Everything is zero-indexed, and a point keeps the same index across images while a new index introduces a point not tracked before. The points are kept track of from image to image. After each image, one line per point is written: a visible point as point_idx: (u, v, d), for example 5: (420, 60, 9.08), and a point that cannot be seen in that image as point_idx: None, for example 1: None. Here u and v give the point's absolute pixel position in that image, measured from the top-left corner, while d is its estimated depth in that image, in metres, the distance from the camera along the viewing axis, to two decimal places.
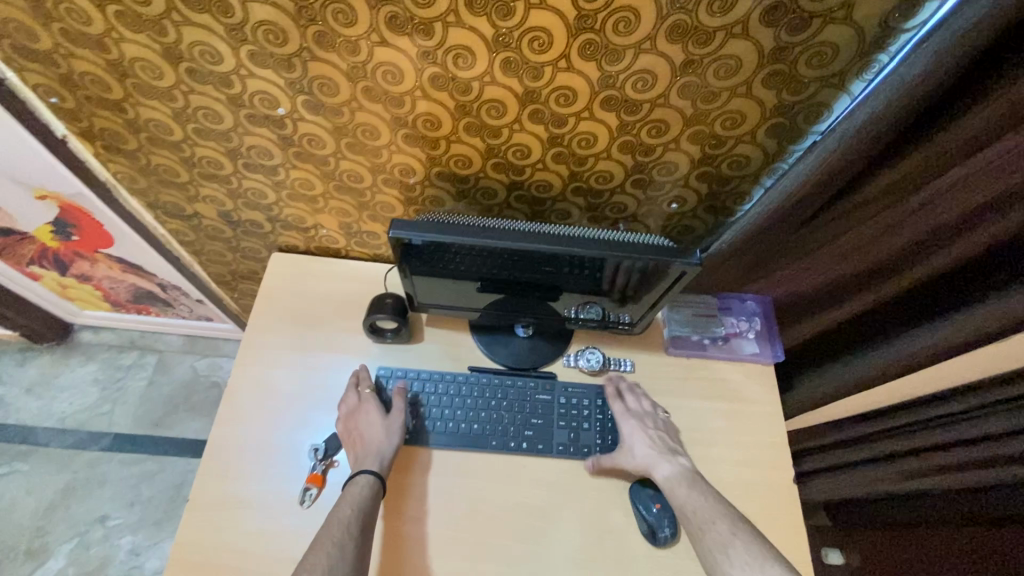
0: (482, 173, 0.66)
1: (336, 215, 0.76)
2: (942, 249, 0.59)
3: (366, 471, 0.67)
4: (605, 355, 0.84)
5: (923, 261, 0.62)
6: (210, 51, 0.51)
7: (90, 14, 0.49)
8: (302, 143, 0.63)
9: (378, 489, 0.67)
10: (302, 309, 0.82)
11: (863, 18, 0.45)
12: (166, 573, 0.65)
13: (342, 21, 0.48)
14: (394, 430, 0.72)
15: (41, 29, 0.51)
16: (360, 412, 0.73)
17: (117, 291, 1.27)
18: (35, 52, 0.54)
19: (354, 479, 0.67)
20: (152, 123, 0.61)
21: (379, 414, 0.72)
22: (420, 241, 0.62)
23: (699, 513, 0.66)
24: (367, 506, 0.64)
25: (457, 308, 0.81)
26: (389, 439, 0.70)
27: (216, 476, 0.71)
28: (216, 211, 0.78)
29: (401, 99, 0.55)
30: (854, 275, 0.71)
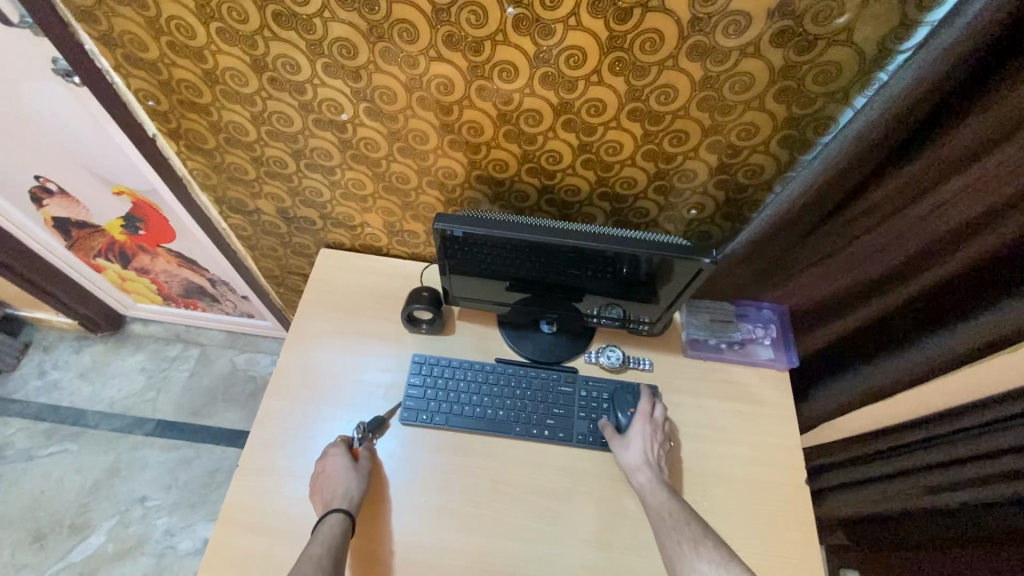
0: (517, 177, 0.73)
1: (382, 213, 0.84)
2: (950, 253, 0.62)
3: (336, 509, 0.70)
4: (625, 354, 0.88)
5: (932, 265, 0.65)
6: (291, 63, 0.60)
7: (195, 30, 0.58)
8: (359, 146, 0.71)
9: (348, 526, 0.69)
10: (346, 299, 0.90)
11: (862, 41, 0.51)
12: (219, 526, 0.72)
13: (406, 38, 0.55)
14: (362, 471, 0.74)
15: (152, 41, 0.60)
16: (329, 459, 0.74)
17: (171, 285, 1.37)
18: (142, 61, 0.63)
19: (326, 520, 0.69)
20: (232, 125, 0.70)
21: (346, 460, 0.74)
22: (461, 233, 0.69)
23: (665, 520, 0.69)
24: (335, 544, 0.67)
25: (488, 303, 0.87)
26: (354, 480, 0.72)
27: (264, 445, 0.78)
28: (275, 207, 0.87)
29: (450, 107, 0.63)
30: (865, 282, 0.74)
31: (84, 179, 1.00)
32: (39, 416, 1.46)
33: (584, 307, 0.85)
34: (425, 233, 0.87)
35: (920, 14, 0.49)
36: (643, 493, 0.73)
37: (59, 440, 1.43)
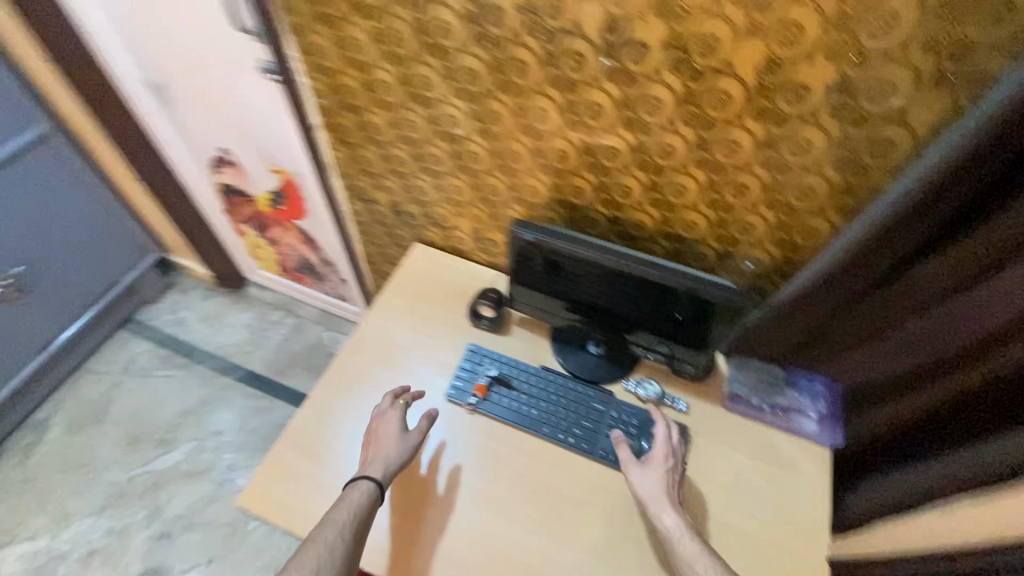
0: (591, 205, 0.83)
1: (471, 220, 0.98)
2: (996, 350, 0.60)
3: (367, 477, 0.75)
4: (663, 391, 0.92)
5: (980, 364, 0.62)
6: (429, 83, 0.76)
7: (367, 49, 0.76)
8: (465, 157, 0.85)
9: (375, 496, 0.74)
10: (426, 288, 1.04)
11: (916, 123, 0.56)
12: (281, 441, 0.85)
13: (519, 74, 0.69)
14: (406, 442, 0.79)
15: (334, 55, 0.80)
16: (383, 420, 0.82)
17: (290, 257, 1.62)
18: (323, 68, 0.83)
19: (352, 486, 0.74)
20: (372, 126, 0.88)
21: (397, 427, 0.81)
22: (531, 238, 0.80)
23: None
24: (361, 510, 0.72)
25: (544, 315, 0.96)
26: (395, 449, 0.78)
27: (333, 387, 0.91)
28: (388, 200, 1.04)
29: (544, 134, 0.75)
30: (919, 370, 0.72)
31: (255, 156, 1.26)
32: (164, 344, 1.75)
33: (632, 339, 0.91)
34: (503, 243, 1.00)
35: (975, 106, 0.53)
36: (667, 535, 0.72)
37: (172, 367, 1.70)
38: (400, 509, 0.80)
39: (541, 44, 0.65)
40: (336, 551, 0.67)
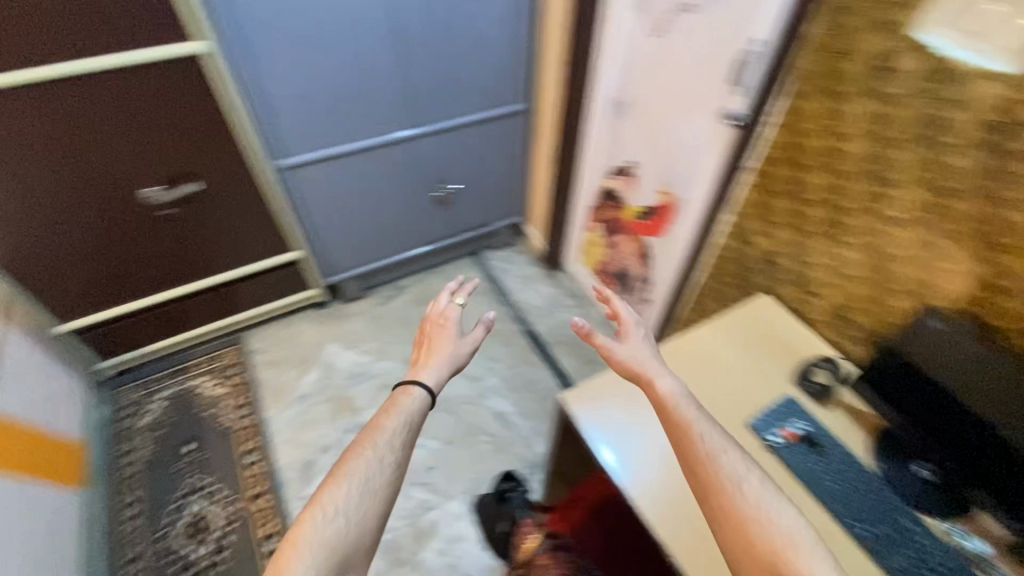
0: (1012, 330, 0.83)
1: (843, 295, 1.06)
2: None
3: (421, 383, 0.92)
4: (996, 562, 0.81)
5: None
6: (901, 167, 0.88)
7: (856, 127, 0.93)
8: (885, 238, 0.95)
9: (427, 400, 0.91)
10: (766, 331, 1.14)
11: None
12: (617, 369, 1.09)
13: (1013, 189, 0.76)
14: (466, 346, 1.01)
15: (817, 124, 0.98)
16: (445, 326, 1.02)
17: (614, 263, 1.92)
18: (796, 130, 1.03)
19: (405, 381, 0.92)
20: (806, 186, 1.05)
21: (452, 336, 1.01)
22: (937, 328, 0.86)
23: (742, 480, 0.69)
24: (417, 413, 0.88)
25: (881, 412, 0.95)
26: (453, 355, 0.98)
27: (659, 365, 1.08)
28: (765, 249, 1.19)
29: (1001, 247, 0.80)
30: None
31: (653, 176, 1.54)
32: (488, 277, 2.26)
33: (978, 493, 0.83)
34: (868, 329, 1.04)
35: None
36: (709, 445, 0.72)
37: (486, 296, 2.20)
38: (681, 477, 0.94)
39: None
40: (384, 453, 0.80)
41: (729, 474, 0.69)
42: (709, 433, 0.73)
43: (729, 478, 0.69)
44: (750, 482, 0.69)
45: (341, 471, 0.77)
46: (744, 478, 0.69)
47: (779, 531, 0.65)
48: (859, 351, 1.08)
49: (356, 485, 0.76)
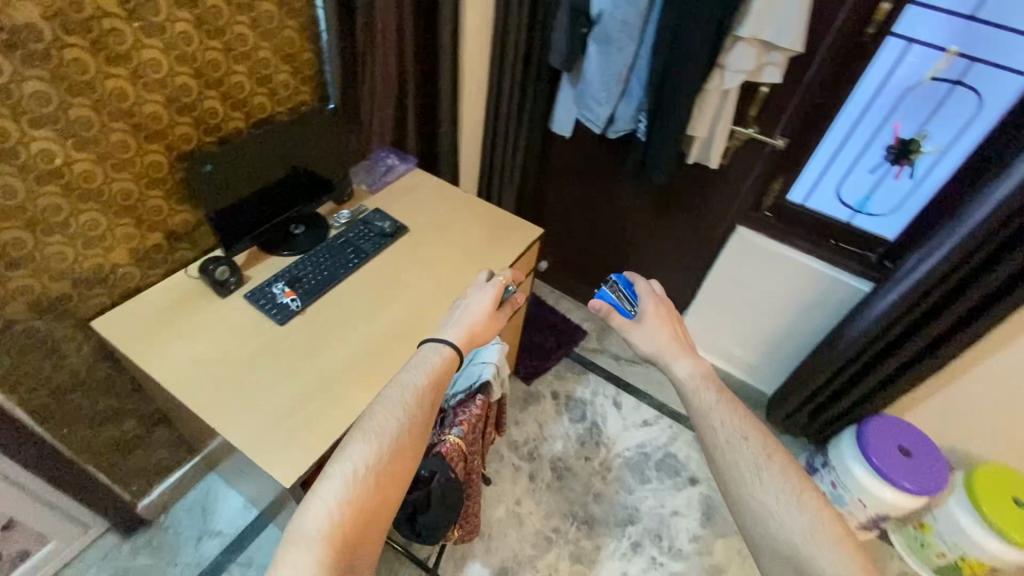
0: (201, 144, 1.07)
1: (126, 281, 1.06)
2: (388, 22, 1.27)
3: None
4: (391, 219, 1.33)
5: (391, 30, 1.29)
6: (62, 252, 0.93)
7: None
8: (85, 231, 0.95)
9: None
10: (212, 356, 1.01)
11: (298, 28, 1.13)
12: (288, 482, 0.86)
13: (122, 148, 0.94)
14: None
15: None
16: None
17: None
18: None
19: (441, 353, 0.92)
20: (18, 291, 0.90)
21: None
22: (281, 283, 1.13)
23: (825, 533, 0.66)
24: (435, 355, 0.91)
25: (248, 235, 1.18)
26: None
27: (218, 412, 0.94)
28: (38, 342, 0.97)
29: (132, 158, 0.96)
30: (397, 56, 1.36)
31: None
32: None
33: (355, 225, 1.30)
34: (166, 253, 1.11)
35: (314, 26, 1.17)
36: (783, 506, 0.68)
37: None
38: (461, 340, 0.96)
39: (88, 96, 0.85)
40: (391, 432, 0.78)
41: (751, 505, 0.70)
42: (740, 466, 0.73)
43: (738, 505, 0.72)
44: (770, 504, 0.69)
45: (396, 446, 0.77)
46: (773, 488, 0.70)
47: (856, 560, 0.63)
48: (192, 252, 1.16)
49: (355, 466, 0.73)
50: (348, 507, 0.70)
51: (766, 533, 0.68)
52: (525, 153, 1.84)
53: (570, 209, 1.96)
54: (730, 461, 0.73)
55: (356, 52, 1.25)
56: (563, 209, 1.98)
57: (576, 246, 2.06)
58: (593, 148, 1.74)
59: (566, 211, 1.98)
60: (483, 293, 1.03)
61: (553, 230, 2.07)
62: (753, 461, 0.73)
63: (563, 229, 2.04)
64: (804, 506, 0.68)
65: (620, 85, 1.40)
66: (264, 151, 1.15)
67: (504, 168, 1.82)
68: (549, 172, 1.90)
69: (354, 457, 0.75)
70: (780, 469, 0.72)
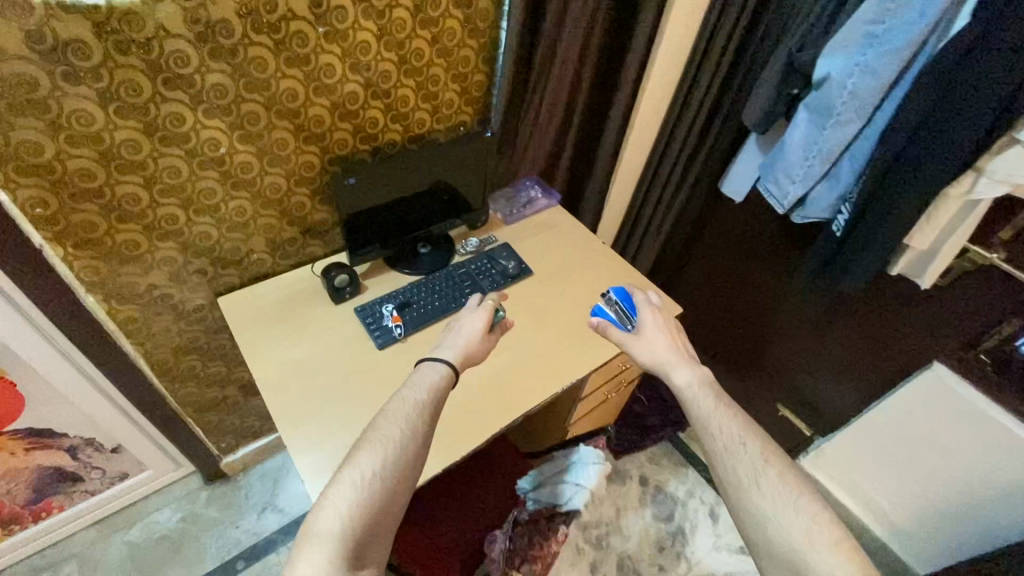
0: (354, 149, 1.05)
1: (257, 265, 1.09)
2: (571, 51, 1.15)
3: None
4: (516, 261, 1.23)
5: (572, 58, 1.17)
6: (206, 233, 0.96)
7: (142, 195, 0.84)
8: (232, 216, 0.97)
9: None
10: (307, 363, 0.99)
11: (474, 46, 1.06)
12: None
13: (281, 145, 0.94)
14: None
15: (104, 219, 0.83)
16: None
17: (15, 493, 1.16)
18: (91, 238, 0.84)
19: (435, 378, 0.88)
20: (164, 260, 0.94)
21: None
22: (392, 302, 1.08)
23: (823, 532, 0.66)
24: (430, 382, 0.87)
25: (374, 245, 1.15)
26: None
27: (296, 431, 0.92)
28: (170, 307, 1.02)
29: (288, 155, 0.96)
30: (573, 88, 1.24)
31: None
32: None
33: (478, 258, 1.22)
34: (298, 246, 1.12)
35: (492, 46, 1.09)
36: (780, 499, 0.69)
37: None
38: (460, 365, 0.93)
39: (262, 94, 0.86)
40: (395, 442, 0.78)
41: (751, 511, 0.70)
42: (737, 470, 0.73)
43: (743, 520, 0.71)
44: (770, 506, 0.69)
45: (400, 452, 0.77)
46: (769, 492, 0.70)
47: (847, 551, 0.64)
48: (320, 249, 1.16)
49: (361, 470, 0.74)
50: (356, 509, 0.70)
51: (766, 539, 0.68)
52: (684, 207, 1.62)
53: (718, 282, 1.71)
54: (728, 468, 0.73)
55: (527, 79, 1.15)
56: (709, 279, 1.73)
57: (713, 322, 1.80)
58: (765, 223, 1.47)
59: (712, 282, 1.73)
60: (476, 317, 0.99)
61: (690, 297, 1.82)
62: (751, 465, 0.73)
63: (702, 301, 1.79)
64: (803, 505, 0.69)
65: (827, 164, 1.12)
66: (411, 163, 1.10)
67: (655, 220, 1.63)
68: (706, 236, 1.66)
69: (362, 464, 0.75)
70: (789, 474, 0.71)
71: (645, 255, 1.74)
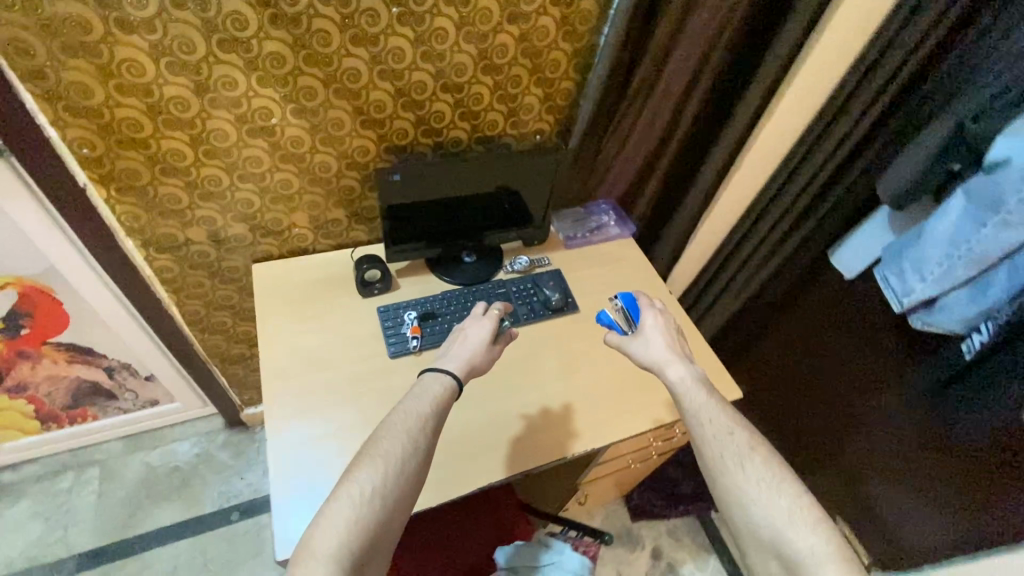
0: (415, 142, 0.97)
1: (297, 240, 1.05)
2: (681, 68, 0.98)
3: None
4: (564, 293, 1.10)
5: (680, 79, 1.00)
6: (248, 200, 0.93)
7: (187, 153, 0.82)
8: (276, 188, 0.94)
9: None
10: (315, 356, 0.94)
11: (566, 50, 0.94)
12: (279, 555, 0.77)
13: (336, 127, 0.89)
14: None
15: (148, 171, 0.82)
16: None
17: (56, 396, 1.25)
18: (134, 187, 0.84)
19: (436, 389, 0.79)
20: (203, 220, 0.93)
21: None
22: (417, 309, 1.01)
23: (805, 514, 0.72)
24: (436, 391, 0.79)
25: (417, 245, 1.08)
26: None
27: (280, 423, 0.87)
28: (207, 264, 1.02)
29: (343, 137, 0.91)
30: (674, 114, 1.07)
31: None
32: None
33: (522, 280, 1.11)
34: (342, 229, 1.08)
35: (587, 53, 0.96)
36: (765, 483, 0.75)
37: None
38: (465, 367, 0.84)
39: (321, 70, 0.80)
40: (397, 456, 0.71)
41: (740, 496, 0.75)
42: (724, 457, 0.78)
43: (733, 505, 0.76)
44: (755, 489, 0.75)
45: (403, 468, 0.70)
46: (754, 475, 0.76)
47: (828, 531, 0.70)
48: (364, 236, 1.11)
49: (360, 489, 0.67)
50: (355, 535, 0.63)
51: (750, 522, 0.73)
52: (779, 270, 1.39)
53: (797, 362, 1.46)
54: (717, 458, 0.78)
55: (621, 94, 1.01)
56: (787, 356, 1.49)
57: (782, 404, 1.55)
58: (874, 313, 1.22)
59: (789, 360, 1.49)
60: (482, 325, 0.89)
61: (760, 368, 1.59)
62: (737, 449, 0.78)
63: (775, 376, 1.55)
64: (786, 487, 0.74)
65: (974, 270, 0.87)
66: (470, 169, 1.00)
67: (741, 275, 1.42)
68: (794, 308, 1.42)
69: (359, 481, 0.68)
70: (771, 457, 0.78)
71: (721, 310, 1.53)
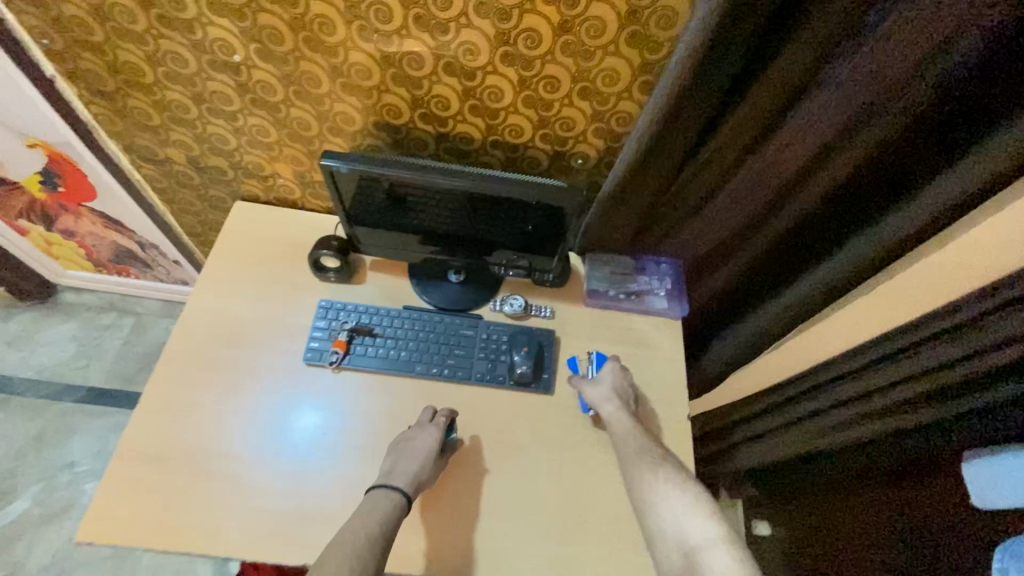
0: (412, 124, 0.77)
1: (283, 191, 0.94)
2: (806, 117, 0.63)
3: None
4: (541, 360, 0.87)
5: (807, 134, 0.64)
6: (222, 136, 0.82)
7: (144, 69, 0.72)
8: (251, 132, 0.81)
9: None
10: (233, 329, 0.85)
11: (629, 55, 0.64)
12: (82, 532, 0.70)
13: (311, 83, 0.72)
14: None
15: (111, 78, 0.74)
16: None
17: (99, 249, 1.36)
18: (101, 91, 0.76)
19: (382, 513, 0.67)
20: (178, 143, 0.85)
21: None
22: (354, 321, 0.86)
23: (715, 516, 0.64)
24: (386, 513, 0.67)
25: (395, 250, 0.90)
26: None
27: (150, 411, 0.78)
28: (192, 186, 0.95)
29: (322, 98, 0.74)
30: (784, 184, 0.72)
31: None
32: None
33: (497, 330, 0.88)
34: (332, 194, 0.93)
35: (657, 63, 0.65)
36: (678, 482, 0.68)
37: None
38: (415, 482, 0.72)
39: (283, 9, 0.62)
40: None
41: (651, 497, 0.68)
42: (640, 466, 0.72)
43: (641, 511, 0.68)
44: (665, 491, 0.68)
45: None
46: (667, 478, 0.70)
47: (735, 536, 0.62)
48: None
49: None
50: None
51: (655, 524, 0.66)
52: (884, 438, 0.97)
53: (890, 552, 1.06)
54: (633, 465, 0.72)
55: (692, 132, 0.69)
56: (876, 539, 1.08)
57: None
58: None
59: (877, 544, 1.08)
60: (430, 433, 0.76)
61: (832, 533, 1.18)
62: (654, 458, 0.73)
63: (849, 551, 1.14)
64: (697, 493, 0.67)
65: None
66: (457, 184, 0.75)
67: None
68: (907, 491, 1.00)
69: None
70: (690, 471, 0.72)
71: None
